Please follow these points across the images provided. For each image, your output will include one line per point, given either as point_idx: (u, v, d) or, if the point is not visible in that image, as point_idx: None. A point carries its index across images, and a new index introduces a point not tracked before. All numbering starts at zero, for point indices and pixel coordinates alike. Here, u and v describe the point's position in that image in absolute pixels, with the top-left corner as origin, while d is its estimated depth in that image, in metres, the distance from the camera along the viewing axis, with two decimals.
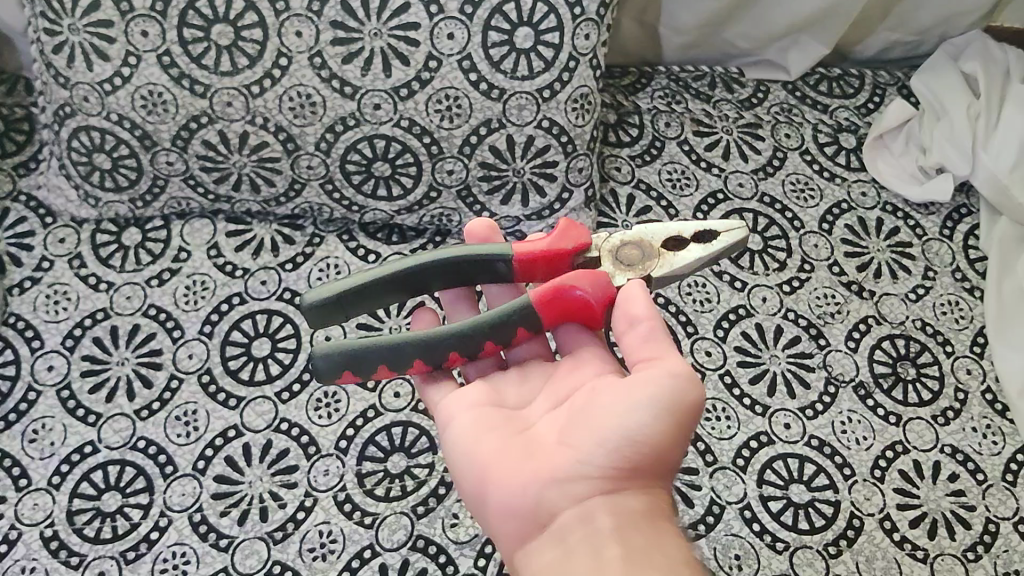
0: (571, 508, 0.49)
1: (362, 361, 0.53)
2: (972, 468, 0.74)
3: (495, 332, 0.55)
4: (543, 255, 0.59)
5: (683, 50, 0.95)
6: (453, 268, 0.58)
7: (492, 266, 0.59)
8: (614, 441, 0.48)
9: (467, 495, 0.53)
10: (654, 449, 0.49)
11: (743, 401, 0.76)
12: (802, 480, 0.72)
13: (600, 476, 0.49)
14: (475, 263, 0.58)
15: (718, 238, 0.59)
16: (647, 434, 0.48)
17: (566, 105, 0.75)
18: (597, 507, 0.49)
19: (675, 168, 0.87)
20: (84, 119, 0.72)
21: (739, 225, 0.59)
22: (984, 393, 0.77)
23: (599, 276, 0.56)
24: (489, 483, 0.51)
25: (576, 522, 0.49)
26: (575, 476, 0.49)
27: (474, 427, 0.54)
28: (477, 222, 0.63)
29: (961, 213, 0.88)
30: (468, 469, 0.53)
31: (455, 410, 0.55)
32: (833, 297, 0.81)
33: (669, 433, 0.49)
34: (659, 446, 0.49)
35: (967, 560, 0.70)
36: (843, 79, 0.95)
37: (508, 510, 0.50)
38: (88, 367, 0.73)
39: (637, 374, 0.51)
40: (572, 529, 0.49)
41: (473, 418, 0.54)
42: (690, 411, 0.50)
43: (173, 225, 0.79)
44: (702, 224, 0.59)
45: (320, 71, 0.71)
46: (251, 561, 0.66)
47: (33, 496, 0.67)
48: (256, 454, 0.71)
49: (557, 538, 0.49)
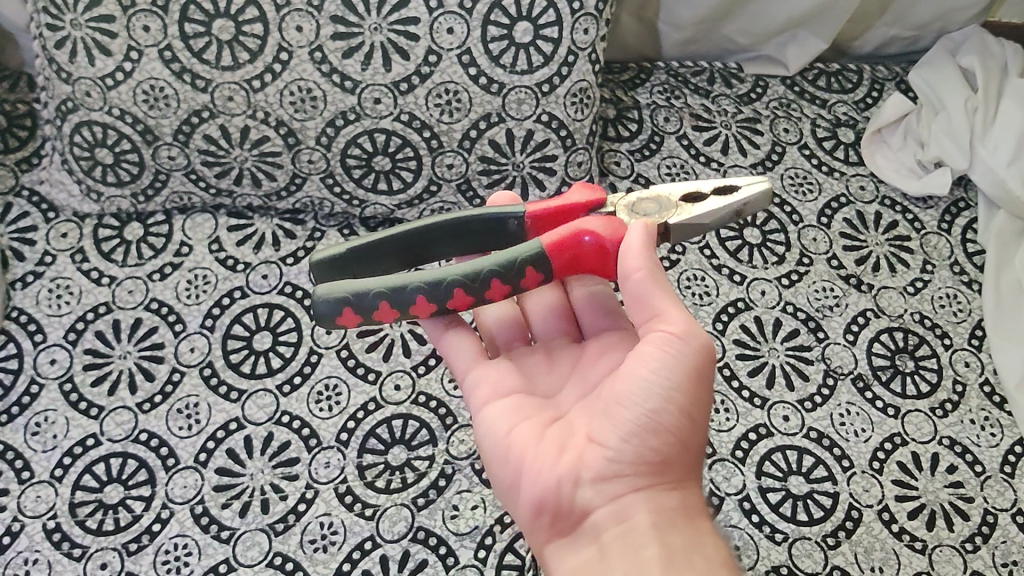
0: (607, 506, 0.50)
1: (363, 299, 0.52)
2: (971, 460, 0.74)
3: (505, 271, 0.53)
4: (556, 212, 0.59)
5: (682, 46, 0.95)
6: (461, 228, 0.59)
7: (504, 226, 0.59)
8: (634, 430, 0.49)
9: (503, 489, 0.54)
10: (674, 433, 0.50)
11: (742, 393, 0.76)
12: (800, 472, 0.72)
13: (627, 471, 0.49)
14: (484, 223, 0.59)
15: (739, 190, 0.57)
16: (665, 420, 0.49)
17: (565, 99, 0.76)
18: (633, 503, 0.49)
19: (674, 162, 0.87)
20: (87, 114, 0.72)
21: (761, 179, 0.57)
22: (983, 385, 0.78)
23: (615, 222, 0.56)
24: (520, 482, 0.52)
25: (613, 522, 0.49)
26: (603, 473, 0.50)
27: (502, 414, 0.55)
28: (502, 194, 0.65)
29: (959, 207, 0.88)
30: (501, 466, 0.53)
31: (488, 397, 0.56)
32: (831, 290, 0.82)
33: (684, 413, 0.50)
34: (679, 431, 0.50)
35: (965, 551, 0.70)
36: (841, 74, 0.95)
37: (541, 509, 0.51)
38: (91, 361, 0.73)
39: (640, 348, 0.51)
40: (609, 528, 0.49)
41: (501, 411, 0.55)
42: (697, 381, 0.51)
43: (175, 220, 0.80)
44: (724, 180, 0.58)
45: (320, 66, 0.71)
46: (253, 552, 0.67)
47: (36, 489, 0.68)
48: (257, 447, 0.71)
49: (596, 536, 0.50)
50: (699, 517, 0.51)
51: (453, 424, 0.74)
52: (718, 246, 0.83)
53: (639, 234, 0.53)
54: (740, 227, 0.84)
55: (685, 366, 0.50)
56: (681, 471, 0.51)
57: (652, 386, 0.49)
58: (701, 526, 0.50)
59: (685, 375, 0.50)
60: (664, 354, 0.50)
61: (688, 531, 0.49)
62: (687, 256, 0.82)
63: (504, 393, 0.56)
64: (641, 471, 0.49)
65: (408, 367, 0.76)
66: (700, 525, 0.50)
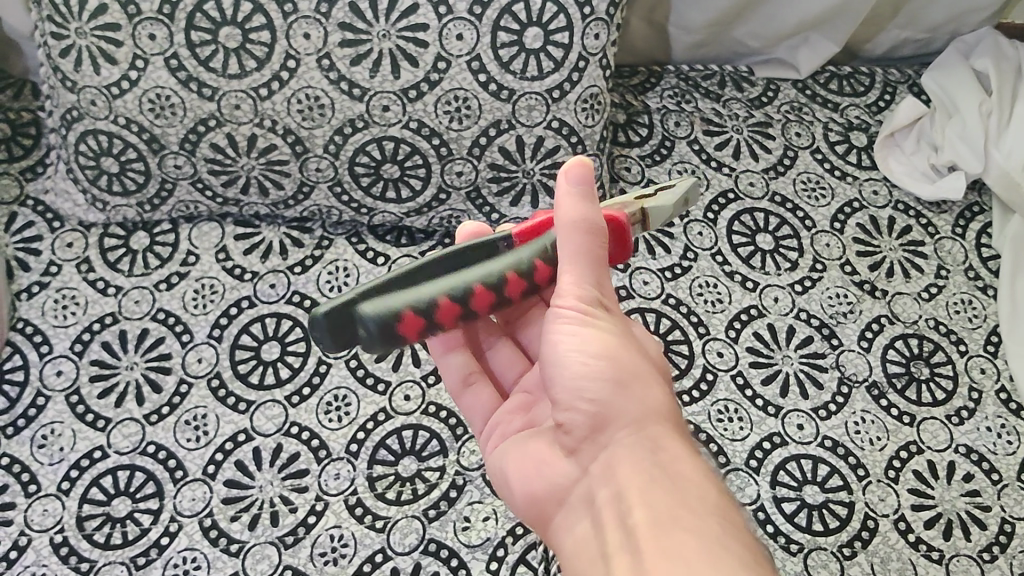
0: (588, 478, 0.49)
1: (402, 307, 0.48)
2: (988, 468, 0.73)
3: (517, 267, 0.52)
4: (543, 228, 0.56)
5: (692, 49, 0.94)
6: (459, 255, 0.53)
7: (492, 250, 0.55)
8: (577, 392, 0.49)
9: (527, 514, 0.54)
10: (619, 382, 0.49)
11: (756, 402, 0.75)
12: (815, 481, 0.72)
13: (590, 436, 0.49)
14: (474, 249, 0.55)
15: None
16: (599, 369, 0.49)
17: (576, 105, 0.75)
18: (608, 461, 0.48)
19: (685, 167, 0.86)
20: (92, 123, 0.72)
21: None
22: (999, 392, 0.77)
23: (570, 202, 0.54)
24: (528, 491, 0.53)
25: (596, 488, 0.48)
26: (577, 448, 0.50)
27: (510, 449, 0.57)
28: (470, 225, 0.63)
29: (974, 211, 0.87)
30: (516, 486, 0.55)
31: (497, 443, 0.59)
32: (845, 296, 0.81)
33: (620, 359, 0.49)
34: (618, 377, 0.49)
35: (982, 560, 0.69)
36: (853, 77, 0.95)
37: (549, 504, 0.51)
38: (98, 372, 0.72)
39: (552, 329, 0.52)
40: (593, 493, 0.48)
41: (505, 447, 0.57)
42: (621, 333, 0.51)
43: (181, 229, 0.79)
44: None
45: (328, 73, 0.70)
46: (262, 565, 0.66)
47: (43, 502, 0.67)
48: (266, 458, 0.70)
49: (585, 507, 0.48)
50: (683, 458, 0.46)
51: (464, 434, 0.73)
52: (730, 252, 0.82)
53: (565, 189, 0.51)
54: (752, 232, 0.83)
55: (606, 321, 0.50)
56: (655, 422, 0.49)
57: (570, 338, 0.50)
58: (685, 466, 0.46)
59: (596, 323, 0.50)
60: (581, 315, 0.50)
61: (666, 470, 0.45)
62: (699, 263, 0.81)
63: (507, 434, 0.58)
64: (603, 430, 0.49)
65: (418, 377, 0.75)
66: (684, 466, 0.46)
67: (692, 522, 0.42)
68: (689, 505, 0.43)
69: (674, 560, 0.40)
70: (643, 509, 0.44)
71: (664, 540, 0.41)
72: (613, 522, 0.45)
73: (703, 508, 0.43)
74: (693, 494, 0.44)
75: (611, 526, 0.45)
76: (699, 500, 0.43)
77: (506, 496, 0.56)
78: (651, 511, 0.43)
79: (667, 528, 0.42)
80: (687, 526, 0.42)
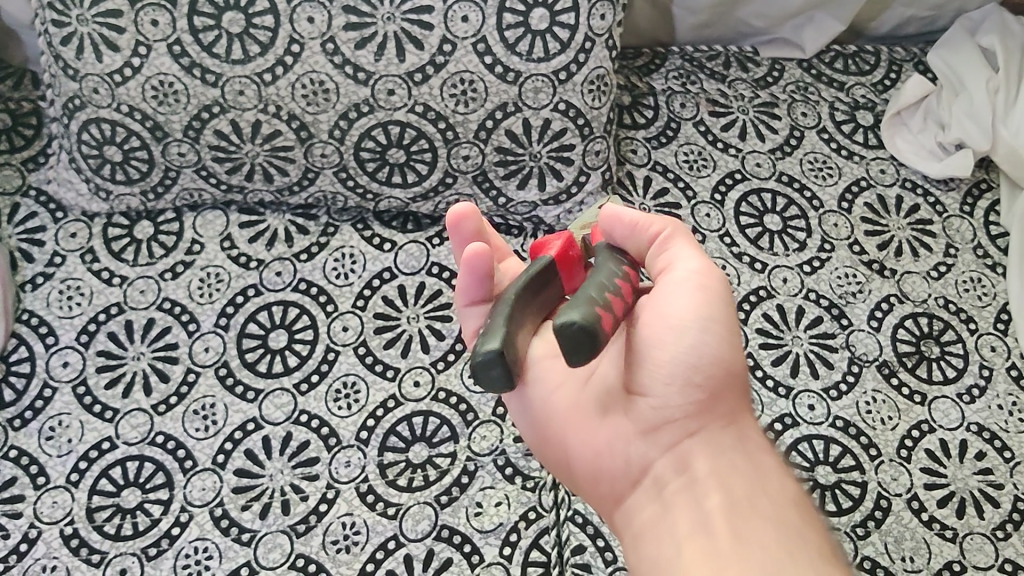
0: (663, 458, 0.49)
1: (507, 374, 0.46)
2: (1000, 446, 0.73)
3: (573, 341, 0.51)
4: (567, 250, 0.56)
5: (696, 29, 0.94)
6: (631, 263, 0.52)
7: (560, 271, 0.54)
8: (679, 376, 0.48)
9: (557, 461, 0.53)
10: (722, 374, 0.49)
11: (766, 383, 0.75)
12: (828, 462, 0.71)
13: (675, 418, 0.49)
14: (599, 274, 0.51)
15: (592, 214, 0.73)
16: (711, 356, 0.48)
17: (582, 87, 0.74)
18: (689, 451, 0.49)
19: (692, 149, 0.86)
20: (95, 112, 0.71)
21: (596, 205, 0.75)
22: (1009, 369, 0.77)
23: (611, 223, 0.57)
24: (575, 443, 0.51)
25: (672, 474, 0.48)
26: (651, 425, 0.49)
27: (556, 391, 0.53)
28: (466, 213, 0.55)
29: (981, 188, 0.87)
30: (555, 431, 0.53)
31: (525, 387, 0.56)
32: (854, 276, 0.81)
33: (730, 351, 0.49)
34: (720, 365, 0.49)
35: (996, 538, 0.69)
36: (859, 56, 0.94)
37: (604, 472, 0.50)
38: (104, 363, 0.72)
39: (657, 291, 0.51)
40: (668, 481, 0.48)
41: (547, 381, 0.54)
42: (727, 313, 0.50)
43: (185, 218, 0.78)
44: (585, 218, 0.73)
45: (333, 57, 0.70)
46: (274, 555, 0.66)
47: (52, 494, 0.66)
48: (276, 447, 0.70)
49: (655, 491, 0.49)
50: (764, 457, 0.49)
51: (474, 420, 0.72)
52: (738, 233, 0.82)
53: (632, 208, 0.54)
54: (760, 213, 0.83)
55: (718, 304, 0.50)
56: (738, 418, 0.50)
57: (682, 295, 0.49)
58: (765, 466, 0.49)
59: (707, 296, 0.49)
60: (697, 282, 0.50)
61: (751, 471, 0.48)
62: (707, 244, 0.81)
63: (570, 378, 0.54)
64: (692, 418, 0.49)
65: (427, 363, 0.74)
66: (768, 482, 0.48)
67: (785, 527, 0.45)
68: (777, 509, 0.46)
69: (769, 565, 0.43)
70: (732, 512, 0.46)
71: (755, 542, 0.44)
72: (692, 516, 0.46)
73: (788, 511, 0.46)
74: (777, 495, 0.47)
75: (690, 520, 0.46)
76: (785, 513, 0.46)
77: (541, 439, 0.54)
78: (736, 514, 0.45)
79: (755, 531, 0.44)
80: (777, 529, 0.45)
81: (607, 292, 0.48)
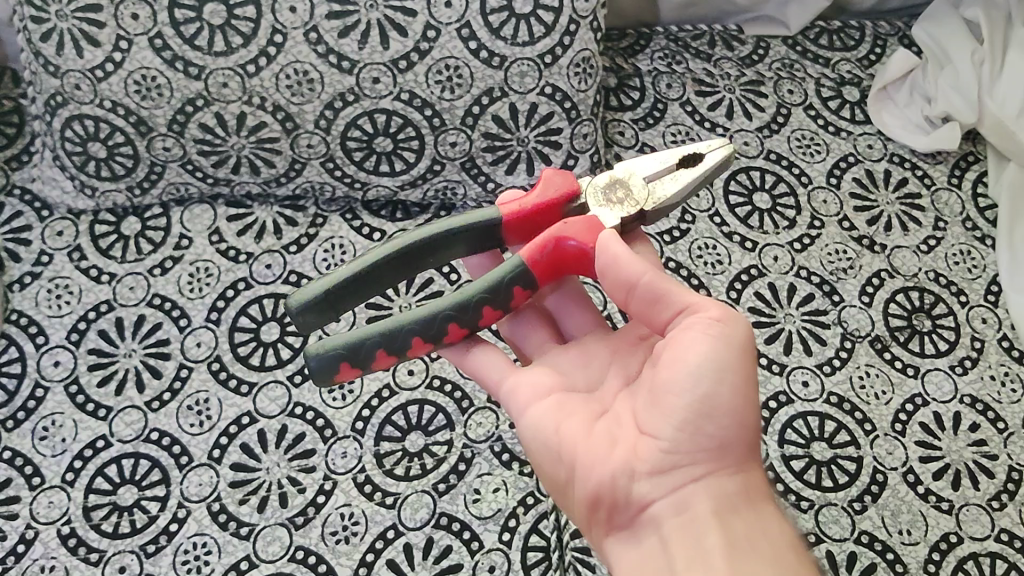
0: (664, 497, 0.48)
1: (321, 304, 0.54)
2: (993, 417, 0.73)
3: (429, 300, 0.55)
4: (532, 214, 0.58)
5: (679, 9, 0.93)
6: (495, 304, 0.55)
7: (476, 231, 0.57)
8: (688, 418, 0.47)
9: (552, 487, 0.52)
10: (729, 416, 0.47)
11: (760, 361, 0.75)
12: (824, 438, 0.72)
13: (681, 460, 0.47)
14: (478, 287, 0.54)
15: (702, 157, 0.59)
16: (722, 401, 0.47)
17: (568, 70, 0.74)
18: (691, 490, 0.47)
19: (679, 129, 0.86)
20: (78, 108, 0.71)
21: (721, 144, 0.59)
22: (1001, 340, 0.77)
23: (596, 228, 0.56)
24: (571, 477, 0.50)
25: (672, 513, 0.47)
26: (657, 462, 0.47)
27: (518, 390, 0.54)
28: None
29: (968, 160, 0.87)
30: (550, 463, 0.52)
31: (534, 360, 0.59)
32: (845, 252, 0.81)
33: (739, 398, 0.47)
34: (730, 407, 0.47)
35: (991, 508, 0.69)
36: (843, 31, 0.94)
37: (598, 505, 0.49)
38: (96, 361, 0.71)
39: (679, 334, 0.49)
40: (669, 519, 0.47)
41: (541, 411, 0.52)
42: (746, 356, 0.48)
43: (172, 213, 0.78)
44: (684, 148, 0.59)
45: (316, 46, 0.70)
46: (274, 547, 0.66)
47: (48, 494, 0.66)
48: (272, 440, 0.69)
49: (655, 529, 0.48)
50: (761, 496, 0.49)
51: (470, 407, 0.72)
52: (728, 213, 0.82)
53: (622, 246, 0.52)
54: (749, 192, 0.83)
55: (739, 348, 0.48)
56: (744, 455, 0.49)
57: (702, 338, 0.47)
58: (764, 508, 0.48)
59: (734, 339, 0.48)
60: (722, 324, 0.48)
61: (752, 514, 0.48)
62: (697, 225, 0.81)
63: (509, 372, 0.55)
64: (698, 459, 0.47)
65: None
66: (768, 527, 0.47)
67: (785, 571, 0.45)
68: (777, 555, 0.46)
69: None
70: (736, 557, 0.45)
71: None
72: (693, 558, 0.46)
73: (786, 555, 0.46)
74: (775, 538, 0.47)
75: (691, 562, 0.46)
76: (784, 557, 0.46)
77: (540, 469, 0.53)
78: (741, 555, 0.45)
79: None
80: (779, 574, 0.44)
81: (413, 337, 0.53)
